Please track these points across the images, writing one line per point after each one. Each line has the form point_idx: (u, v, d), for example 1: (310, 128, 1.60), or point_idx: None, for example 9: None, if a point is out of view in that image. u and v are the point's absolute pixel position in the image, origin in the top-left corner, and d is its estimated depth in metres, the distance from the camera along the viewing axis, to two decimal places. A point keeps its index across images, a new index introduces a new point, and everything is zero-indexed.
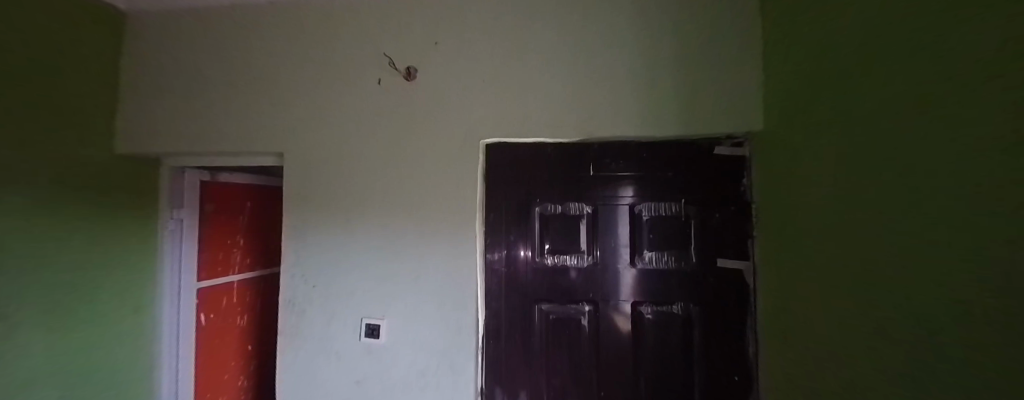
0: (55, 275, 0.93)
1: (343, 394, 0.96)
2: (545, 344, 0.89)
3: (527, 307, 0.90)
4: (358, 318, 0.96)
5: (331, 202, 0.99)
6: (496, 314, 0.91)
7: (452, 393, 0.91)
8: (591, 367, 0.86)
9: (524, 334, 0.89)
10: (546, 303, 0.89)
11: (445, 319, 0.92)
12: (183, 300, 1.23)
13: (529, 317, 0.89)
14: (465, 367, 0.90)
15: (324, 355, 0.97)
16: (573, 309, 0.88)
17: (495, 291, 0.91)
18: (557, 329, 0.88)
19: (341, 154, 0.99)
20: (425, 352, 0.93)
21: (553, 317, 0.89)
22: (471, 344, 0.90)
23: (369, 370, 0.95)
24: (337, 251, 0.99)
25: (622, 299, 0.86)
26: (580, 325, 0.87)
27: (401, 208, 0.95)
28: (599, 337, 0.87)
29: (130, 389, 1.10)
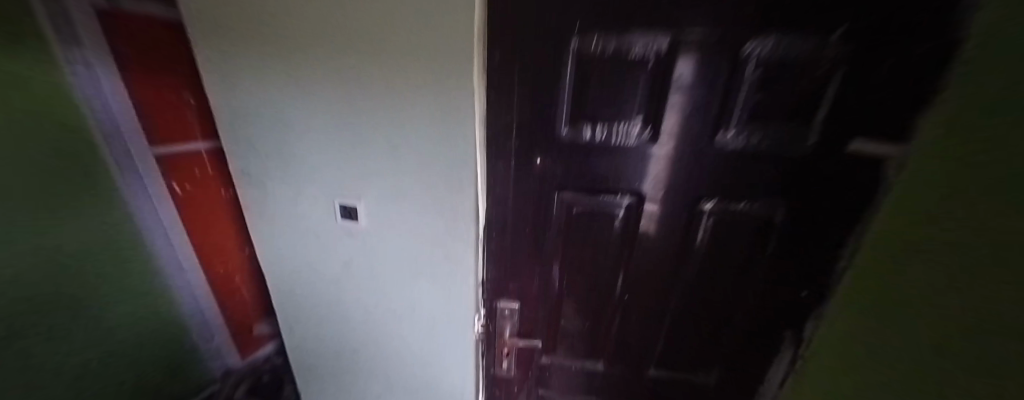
0: None
1: (332, 273, 0.88)
2: (566, 242, 0.69)
3: (542, 198, 0.65)
4: (330, 197, 0.78)
5: (250, 32, 0.66)
6: (505, 204, 0.67)
7: (451, 282, 0.80)
8: (616, 270, 0.70)
9: (539, 231, 0.69)
10: (569, 194, 0.64)
11: (436, 202, 0.72)
12: (139, 164, 1.08)
13: (546, 210, 0.66)
14: (463, 256, 0.76)
15: (302, 234, 0.85)
16: (609, 202, 0.64)
17: (500, 173, 0.65)
18: (580, 226, 0.67)
19: None
20: (418, 239, 0.78)
21: (578, 212, 0.66)
22: (470, 232, 0.73)
23: (353, 252, 0.83)
24: (282, 111, 0.72)
25: (674, 193, 0.60)
26: (612, 224, 0.66)
27: (355, 46, 0.63)
28: (635, 239, 0.66)
29: (104, 254, 1.07)
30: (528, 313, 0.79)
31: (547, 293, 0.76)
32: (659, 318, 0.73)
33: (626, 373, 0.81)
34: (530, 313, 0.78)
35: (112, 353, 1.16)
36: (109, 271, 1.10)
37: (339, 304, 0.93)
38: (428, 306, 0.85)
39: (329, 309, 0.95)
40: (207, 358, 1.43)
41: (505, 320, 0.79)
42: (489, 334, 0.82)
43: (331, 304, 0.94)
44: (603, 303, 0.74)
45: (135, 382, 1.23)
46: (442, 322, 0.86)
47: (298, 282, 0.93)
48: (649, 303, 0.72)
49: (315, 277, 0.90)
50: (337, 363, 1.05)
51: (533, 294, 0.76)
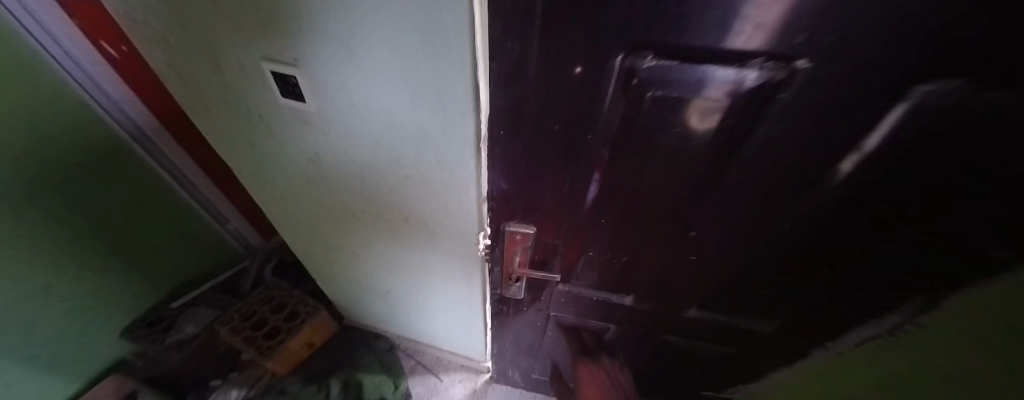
0: None
1: (301, 170, 0.70)
2: (613, 148, 0.43)
3: (591, 72, 0.35)
4: (255, 61, 0.50)
5: None
6: (522, 84, 0.38)
7: (446, 190, 0.62)
8: (685, 196, 0.47)
9: (578, 133, 0.42)
10: (650, 62, 0.33)
11: (410, 75, 0.44)
12: (46, 18, 0.82)
13: (595, 96, 0.38)
14: (459, 161, 0.54)
15: (244, 118, 0.62)
16: (731, 84, 0.33)
17: (520, 16, 0.31)
18: (649, 126, 0.39)
19: None
20: (395, 132, 0.55)
21: (653, 102, 0.37)
22: (468, 128, 0.47)
23: (319, 145, 0.62)
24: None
25: (855, 76, 0.28)
26: (714, 125, 0.37)
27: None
28: (743, 152, 0.39)
29: (71, 145, 0.92)
30: (545, 240, 0.61)
31: (571, 215, 0.55)
32: (728, 258, 0.54)
33: (661, 310, 0.68)
34: (545, 239, 0.60)
35: (126, 240, 1.12)
36: (90, 163, 0.97)
37: (324, 204, 0.79)
38: (427, 217, 0.72)
39: (314, 209, 0.82)
40: (233, 240, 1.46)
41: (515, 247, 0.62)
42: (494, 256, 0.69)
43: (314, 203, 0.80)
44: (652, 236, 0.54)
45: (169, 264, 1.27)
46: (437, 226, 0.73)
47: (271, 178, 0.77)
48: (716, 240, 0.51)
49: (285, 173, 0.73)
50: (339, 258, 1.00)
51: (552, 216, 0.56)
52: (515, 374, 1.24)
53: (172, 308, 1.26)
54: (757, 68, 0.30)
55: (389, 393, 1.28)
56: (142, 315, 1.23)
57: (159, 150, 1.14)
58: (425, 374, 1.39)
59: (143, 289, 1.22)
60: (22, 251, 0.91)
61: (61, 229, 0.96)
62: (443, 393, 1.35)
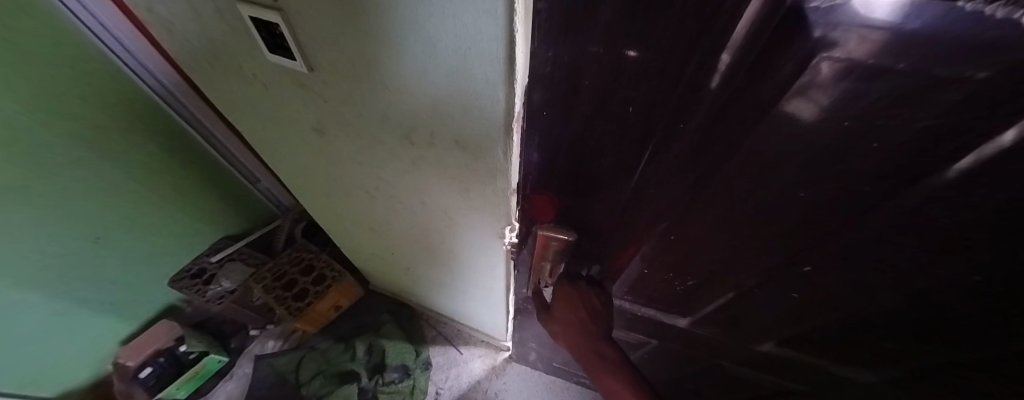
0: None
1: (308, 140, 0.62)
2: (710, 137, 0.31)
3: (719, 13, 0.21)
4: (231, 3, 0.39)
5: None
6: (586, 41, 0.25)
7: (468, 175, 0.51)
8: (812, 207, 0.32)
9: (666, 116, 0.30)
10: (822, 24, 0.20)
11: (418, 26, 0.31)
12: None
13: (715, 55, 0.24)
14: (485, 143, 0.42)
15: (238, 76, 0.53)
16: (991, 53, 0.17)
17: None
18: (794, 103, 0.25)
19: None
20: (405, 102, 0.43)
21: (815, 74, 0.23)
22: (498, 105, 0.35)
23: (320, 112, 0.52)
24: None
25: None
26: (922, 115, 0.21)
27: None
28: (953, 164, 0.23)
29: (107, 106, 0.91)
30: (593, 241, 0.55)
31: (624, 214, 0.47)
32: (838, 296, 0.39)
33: (718, 336, 0.62)
34: (588, 240, 0.54)
35: (167, 200, 1.15)
36: (124, 126, 0.97)
37: (337, 179, 0.71)
38: (447, 201, 0.62)
39: (326, 181, 0.74)
40: (265, 200, 1.48)
41: (546, 251, 0.56)
42: (520, 256, 0.64)
43: (325, 175, 0.72)
44: (729, 247, 0.43)
45: (208, 221, 1.31)
46: (457, 211, 0.63)
47: (278, 146, 0.69)
48: (830, 271, 0.37)
49: (291, 141, 0.64)
50: (357, 233, 0.95)
51: (601, 223, 0.49)
52: (534, 358, 1.20)
53: (212, 261, 1.31)
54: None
55: (410, 360, 1.34)
56: (186, 265, 1.30)
57: (187, 109, 1.09)
58: (445, 345, 1.40)
59: (185, 243, 1.27)
60: (71, 208, 0.95)
61: (107, 189, 1.00)
62: (462, 365, 1.35)
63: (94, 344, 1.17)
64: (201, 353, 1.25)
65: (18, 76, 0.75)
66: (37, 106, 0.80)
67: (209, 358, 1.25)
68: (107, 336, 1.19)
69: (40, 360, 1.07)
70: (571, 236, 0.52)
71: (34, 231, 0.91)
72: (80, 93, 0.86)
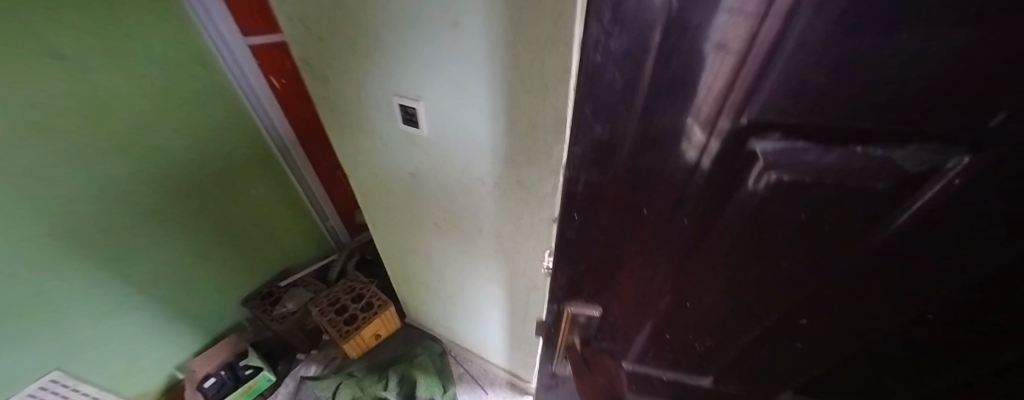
0: (106, 44, 0.92)
1: (404, 184, 0.84)
2: (712, 242, 0.31)
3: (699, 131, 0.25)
4: (388, 96, 0.66)
5: None
6: (610, 145, 0.28)
7: (520, 208, 0.69)
8: (816, 301, 0.30)
9: (673, 215, 0.31)
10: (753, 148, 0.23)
11: (501, 105, 0.55)
12: (240, 59, 1.17)
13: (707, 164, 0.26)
14: (538, 180, 0.61)
15: (370, 138, 0.78)
16: (878, 165, 0.20)
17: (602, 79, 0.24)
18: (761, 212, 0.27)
19: None
20: (486, 155, 0.65)
21: (705, 161, 0.26)
22: (551, 155, 0.55)
23: (421, 162, 0.75)
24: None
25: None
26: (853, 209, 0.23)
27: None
28: (868, 243, 0.24)
29: (242, 152, 1.28)
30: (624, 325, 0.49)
31: (648, 308, 0.44)
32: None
33: None
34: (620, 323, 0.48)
35: (261, 228, 1.44)
36: (247, 167, 1.31)
37: (413, 214, 0.93)
38: (500, 231, 0.79)
39: (405, 216, 0.95)
40: (326, 235, 1.72)
41: (575, 332, 0.50)
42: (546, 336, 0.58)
43: (405, 210, 0.93)
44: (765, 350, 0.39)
45: (286, 248, 1.58)
46: (506, 241, 0.81)
47: (376, 191, 0.92)
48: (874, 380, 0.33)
49: (389, 185, 0.88)
50: (416, 263, 1.13)
51: (622, 314, 0.47)
52: None
53: (280, 286, 1.54)
54: (936, 146, 0.17)
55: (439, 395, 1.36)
56: (257, 289, 1.51)
57: (293, 158, 1.43)
58: (471, 383, 1.45)
59: (263, 269, 1.52)
60: (200, 226, 1.26)
61: (223, 214, 1.31)
62: None
63: (174, 348, 1.36)
64: (256, 369, 1.38)
65: (203, 127, 1.16)
66: (202, 147, 1.18)
67: (261, 375, 1.38)
68: (187, 343, 1.39)
69: (137, 358, 1.27)
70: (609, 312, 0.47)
71: (164, 237, 1.19)
72: (221, 137, 1.21)
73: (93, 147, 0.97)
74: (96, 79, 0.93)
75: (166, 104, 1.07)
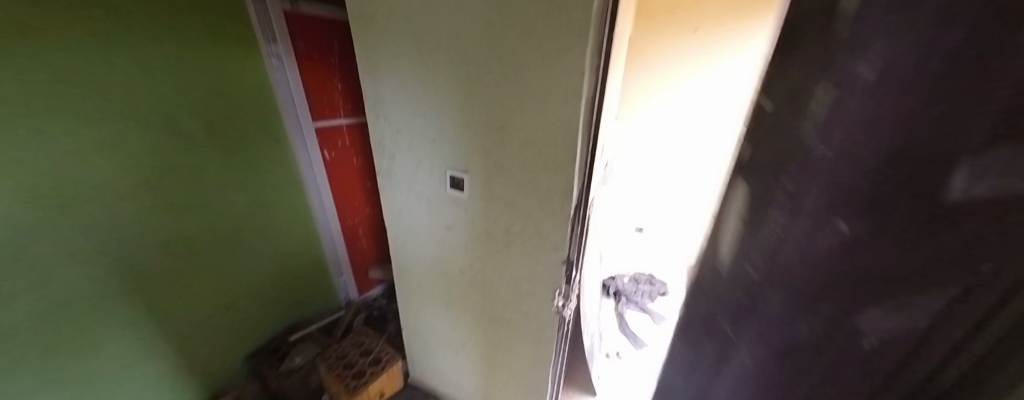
0: (217, 130, 1.23)
1: (440, 236, 1.04)
2: None
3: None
4: (443, 169, 0.91)
5: (391, 46, 0.82)
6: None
7: (536, 253, 0.89)
8: None
9: None
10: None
11: (527, 178, 0.80)
12: (307, 137, 1.47)
13: None
14: (553, 229, 0.82)
15: (417, 199, 1.01)
16: None
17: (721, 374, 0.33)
18: None
19: None
20: (513, 213, 0.87)
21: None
22: (565, 210, 0.78)
23: (460, 218, 0.96)
24: (401, 77, 0.85)
25: None
26: None
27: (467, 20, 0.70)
28: None
29: (285, 210, 1.50)
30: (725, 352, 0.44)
31: None
32: None
33: None
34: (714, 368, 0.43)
35: (283, 279, 1.58)
36: (286, 223, 1.52)
37: (442, 263, 1.10)
38: (520, 276, 0.96)
39: (433, 265, 1.12)
40: (338, 290, 1.83)
41: None
42: None
43: (434, 260, 1.11)
44: None
45: (303, 299, 1.68)
46: (522, 284, 0.97)
47: (411, 243, 1.12)
48: None
49: (426, 238, 1.07)
50: (434, 311, 1.25)
51: None
52: None
53: (290, 341, 1.58)
54: None
55: None
56: (263, 344, 1.56)
57: (326, 215, 1.65)
58: None
59: (275, 321, 1.60)
60: (234, 277, 1.39)
61: (254, 265, 1.46)
62: None
63: None
64: None
65: (263, 189, 1.41)
66: (256, 205, 1.40)
67: None
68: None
69: None
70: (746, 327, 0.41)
71: (203, 285, 1.31)
72: (272, 197, 1.44)
73: (176, 204, 1.18)
74: (202, 153, 1.20)
75: (238, 170, 1.32)
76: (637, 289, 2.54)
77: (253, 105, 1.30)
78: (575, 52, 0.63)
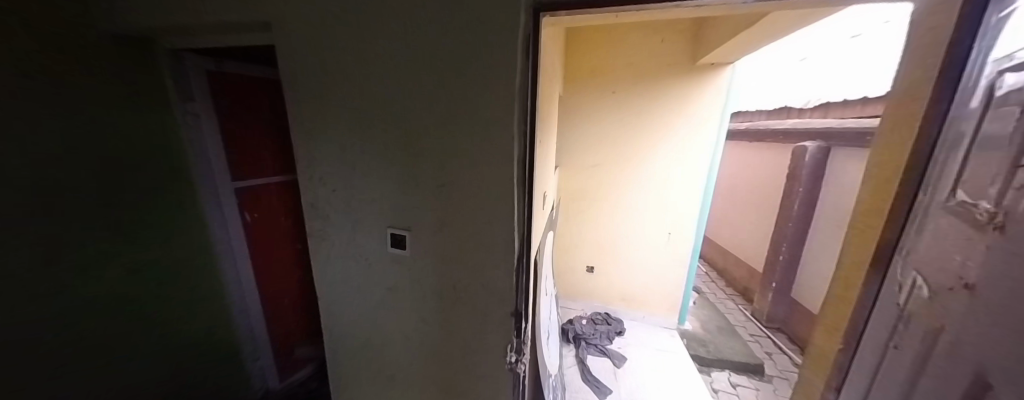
0: (103, 200, 1.03)
1: (379, 299, 0.96)
2: None
3: None
4: (383, 227, 0.87)
5: (328, 109, 0.82)
6: None
7: (486, 308, 0.86)
8: None
9: None
10: None
11: (471, 231, 0.80)
12: (222, 198, 1.33)
13: None
14: (501, 281, 0.82)
15: (353, 260, 0.94)
16: None
17: None
18: None
19: (338, 55, 0.76)
20: (458, 268, 0.84)
21: None
22: (511, 260, 0.79)
23: (402, 278, 0.90)
24: (336, 137, 0.84)
25: None
26: None
27: (404, 86, 0.74)
28: None
29: (189, 287, 1.26)
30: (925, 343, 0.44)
31: None
32: None
33: None
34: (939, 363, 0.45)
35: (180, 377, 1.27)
36: (189, 303, 1.26)
37: (382, 331, 1.00)
38: (470, 336, 0.90)
39: (373, 333, 1.01)
40: (253, 377, 1.54)
41: None
42: None
43: (374, 328, 1.00)
44: None
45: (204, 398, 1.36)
46: (472, 345, 0.91)
47: (348, 310, 1.01)
48: None
49: (364, 303, 0.98)
50: (374, 388, 1.10)
51: None
52: None
53: None
54: None
55: None
56: None
57: (241, 286, 1.44)
58: None
59: None
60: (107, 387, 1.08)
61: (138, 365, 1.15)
62: None
63: None
64: None
65: (161, 265, 1.18)
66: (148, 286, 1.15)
67: None
68: None
69: None
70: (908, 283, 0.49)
71: None
72: (174, 273, 1.22)
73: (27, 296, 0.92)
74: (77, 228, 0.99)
75: (128, 246, 1.09)
76: (595, 332, 2.56)
77: (155, 168, 1.13)
78: (505, 115, 0.69)
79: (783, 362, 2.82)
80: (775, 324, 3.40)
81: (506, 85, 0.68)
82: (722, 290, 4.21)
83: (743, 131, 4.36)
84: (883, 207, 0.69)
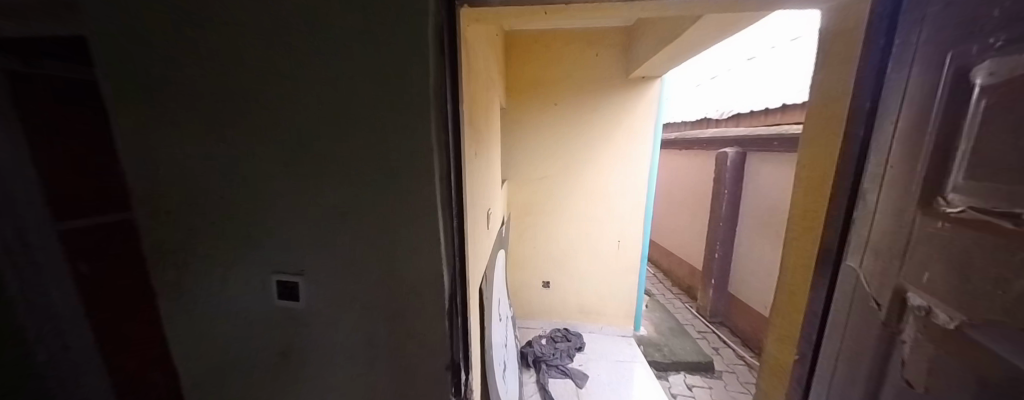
0: None
1: (269, 368, 0.72)
2: None
3: None
4: (264, 274, 0.65)
5: (172, 122, 0.60)
6: None
7: (413, 364, 0.68)
8: None
9: None
10: None
11: (385, 271, 0.63)
12: None
13: None
14: (429, 328, 0.65)
15: (227, 321, 0.69)
16: None
17: None
18: None
19: (180, 48, 0.56)
20: (372, 318, 0.66)
21: None
22: (440, 302, 0.63)
23: (298, 339, 0.69)
24: (187, 156, 0.61)
25: None
26: None
27: (280, 85, 0.56)
28: None
29: None
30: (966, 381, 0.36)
31: None
32: None
33: None
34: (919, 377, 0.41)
35: None
36: None
37: None
38: None
39: None
40: None
41: None
42: None
43: None
44: None
45: None
46: None
47: (225, 388, 0.75)
48: None
49: (249, 377, 0.73)
50: None
51: None
52: None
53: None
54: None
55: None
56: None
57: None
58: None
59: None
60: None
61: None
62: None
63: None
64: None
65: None
66: None
67: None
68: None
69: None
70: (906, 295, 0.43)
71: None
72: None
73: None
74: None
75: None
76: (555, 352, 2.44)
77: None
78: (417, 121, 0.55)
79: (729, 357, 2.99)
80: (718, 318, 3.64)
81: (415, 84, 0.54)
82: (669, 290, 4.43)
83: (674, 141, 4.76)
84: (820, 209, 0.68)
